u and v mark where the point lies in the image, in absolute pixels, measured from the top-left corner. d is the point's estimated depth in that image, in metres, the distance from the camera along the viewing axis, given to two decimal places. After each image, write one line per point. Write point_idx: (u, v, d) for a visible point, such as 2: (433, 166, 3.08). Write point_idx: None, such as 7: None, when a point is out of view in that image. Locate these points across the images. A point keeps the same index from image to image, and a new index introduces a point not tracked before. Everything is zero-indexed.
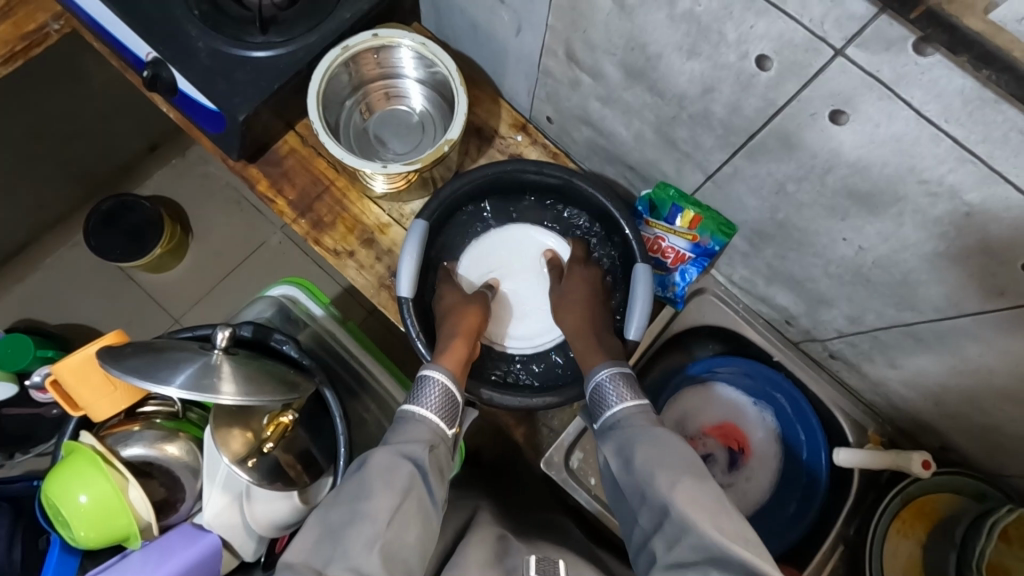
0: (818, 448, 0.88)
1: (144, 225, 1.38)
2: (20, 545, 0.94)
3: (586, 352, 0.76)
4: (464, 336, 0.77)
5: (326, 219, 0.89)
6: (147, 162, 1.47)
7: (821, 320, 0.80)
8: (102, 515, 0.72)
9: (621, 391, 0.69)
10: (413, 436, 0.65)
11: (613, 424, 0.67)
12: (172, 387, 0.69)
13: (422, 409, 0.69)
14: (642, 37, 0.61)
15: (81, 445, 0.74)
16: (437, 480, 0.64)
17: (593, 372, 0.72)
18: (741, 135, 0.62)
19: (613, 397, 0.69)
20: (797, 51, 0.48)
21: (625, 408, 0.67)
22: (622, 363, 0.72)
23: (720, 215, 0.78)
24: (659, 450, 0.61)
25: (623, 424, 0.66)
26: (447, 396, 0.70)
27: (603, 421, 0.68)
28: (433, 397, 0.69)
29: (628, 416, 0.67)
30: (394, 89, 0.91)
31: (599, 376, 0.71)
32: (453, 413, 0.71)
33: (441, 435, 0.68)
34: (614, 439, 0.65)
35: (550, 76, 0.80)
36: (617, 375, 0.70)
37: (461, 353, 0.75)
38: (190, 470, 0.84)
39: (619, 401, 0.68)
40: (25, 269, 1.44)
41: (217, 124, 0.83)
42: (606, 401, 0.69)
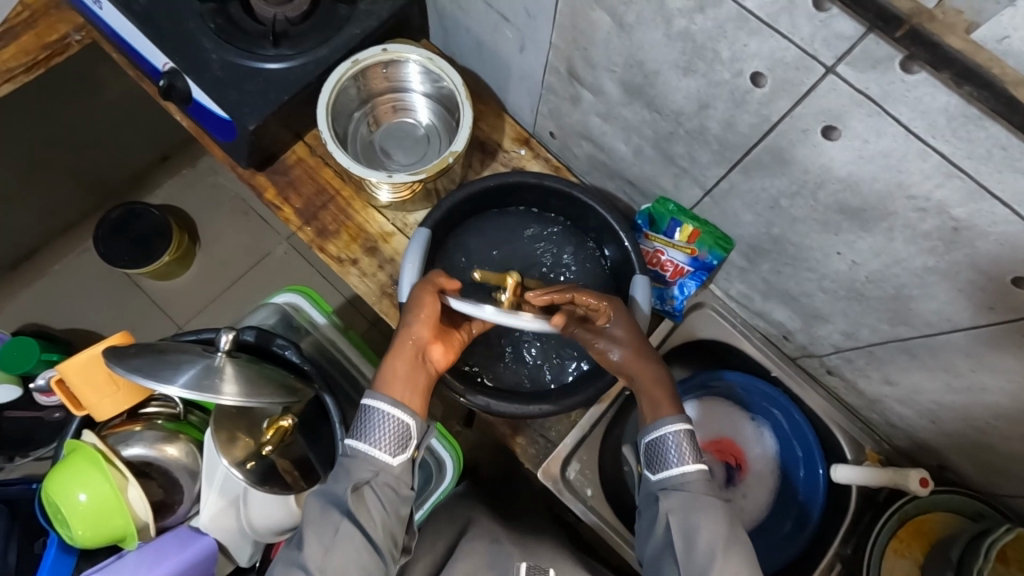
0: (815, 466, 0.87)
1: (152, 231, 1.40)
2: (15, 547, 0.95)
3: (645, 386, 0.67)
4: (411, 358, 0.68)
5: (331, 227, 0.91)
6: (159, 171, 1.50)
7: (818, 337, 0.81)
8: (99, 515, 0.72)
9: (685, 455, 0.63)
10: (345, 477, 0.63)
11: (672, 487, 0.62)
12: (175, 386, 0.70)
13: (358, 443, 0.64)
14: (641, 55, 0.63)
15: (83, 444, 0.75)
16: (371, 516, 0.61)
17: (654, 424, 0.65)
18: (736, 150, 0.63)
19: (675, 457, 0.63)
20: (789, 69, 0.50)
21: (688, 473, 0.62)
22: (684, 416, 0.64)
23: (717, 230, 0.79)
24: (720, 536, 0.59)
25: (686, 495, 0.61)
26: (386, 422, 0.65)
27: (660, 478, 0.63)
28: (373, 430, 0.65)
29: (689, 483, 0.62)
30: (401, 103, 0.94)
31: (665, 434, 0.63)
32: (395, 438, 0.65)
33: (376, 470, 0.63)
34: (672, 509, 0.61)
35: (553, 93, 0.83)
36: (682, 435, 0.63)
37: (397, 370, 0.67)
38: (188, 472, 0.84)
39: (681, 464, 0.63)
40: (33, 273, 1.46)
41: (227, 132, 0.85)
42: (667, 460, 0.63)
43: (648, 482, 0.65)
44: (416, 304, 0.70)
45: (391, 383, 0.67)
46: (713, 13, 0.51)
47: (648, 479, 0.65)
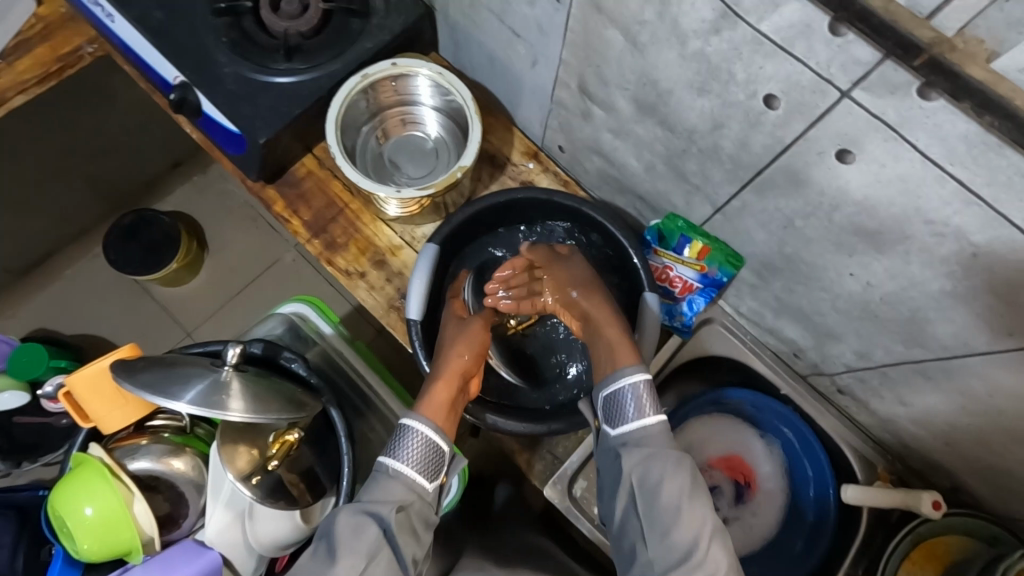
0: (826, 485, 0.87)
1: (162, 239, 1.41)
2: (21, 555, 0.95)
3: (608, 347, 0.72)
4: (450, 379, 0.73)
5: (340, 240, 0.90)
6: (168, 179, 1.51)
7: (830, 355, 0.80)
8: (106, 528, 0.72)
9: (642, 407, 0.67)
10: (384, 495, 0.66)
11: (631, 441, 0.66)
12: (182, 403, 0.70)
13: (397, 462, 0.67)
14: (654, 74, 0.63)
15: (90, 457, 0.75)
16: (407, 540, 0.65)
17: (613, 378, 0.68)
18: (749, 170, 0.63)
19: (632, 411, 0.67)
20: (804, 91, 0.49)
21: (645, 426, 0.66)
22: (643, 369, 0.68)
23: (728, 247, 0.78)
24: (683, 488, 0.63)
25: (645, 446, 0.65)
26: (429, 450, 0.69)
27: (619, 434, 0.67)
28: (412, 449, 0.68)
29: (649, 435, 0.66)
30: (409, 116, 0.93)
31: (619, 385, 0.67)
32: (434, 466, 0.69)
33: (415, 494, 0.67)
34: (634, 461, 0.64)
35: (563, 107, 0.82)
36: (641, 387, 0.67)
37: (445, 398, 0.71)
38: (194, 485, 0.84)
39: (638, 416, 0.67)
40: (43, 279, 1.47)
41: (238, 145, 0.85)
42: (625, 415, 0.67)
43: (609, 437, 0.68)
44: (467, 342, 0.76)
45: (433, 407, 0.71)
46: (728, 35, 0.50)
47: (607, 435, 0.69)
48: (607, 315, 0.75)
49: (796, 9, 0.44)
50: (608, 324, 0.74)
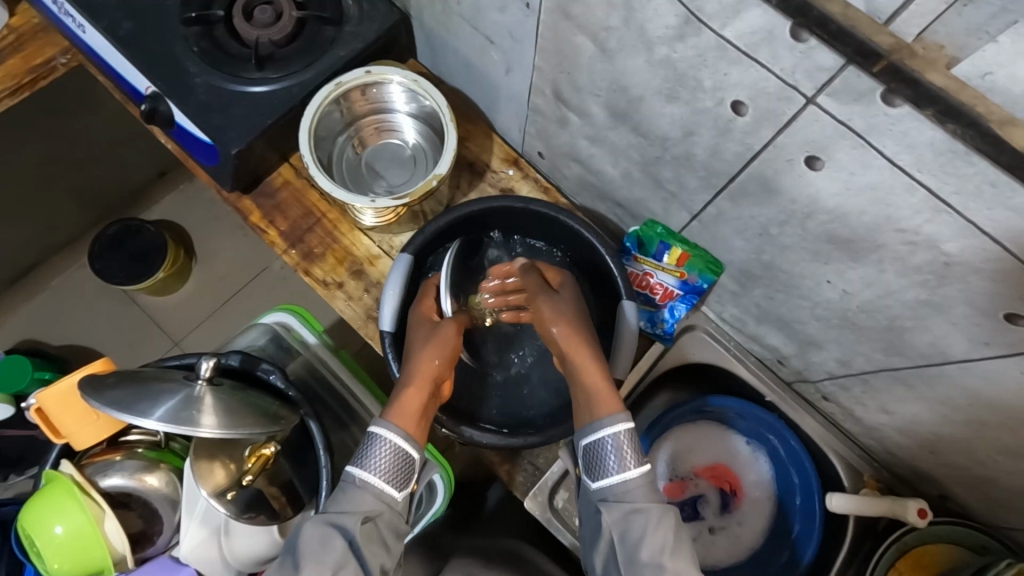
0: (812, 494, 0.85)
1: (149, 248, 1.40)
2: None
3: (586, 391, 0.68)
4: (421, 386, 0.70)
5: (317, 250, 0.89)
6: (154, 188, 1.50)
7: (812, 362, 0.79)
8: (77, 547, 0.71)
9: (624, 458, 0.63)
10: (351, 507, 0.64)
11: (612, 495, 0.63)
12: (152, 419, 0.69)
13: (365, 472, 0.66)
14: (625, 81, 0.62)
15: (60, 476, 0.74)
16: (374, 551, 0.63)
17: (594, 425, 0.65)
18: (723, 177, 0.62)
19: (614, 463, 0.63)
20: (770, 99, 0.48)
21: (627, 480, 0.63)
22: (625, 419, 0.65)
23: (708, 253, 0.77)
24: (663, 543, 0.60)
25: (627, 502, 0.62)
26: (397, 458, 0.67)
27: (600, 487, 0.64)
28: (380, 459, 0.66)
29: (630, 491, 0.62)
30: (386, 123, 0.92)
31: (599, 437, 0.64)
32: (404, 474, 0.68)
33: (384, 505, 0.66)
34: (612, 517, 0.62)
35: (540, 114, 0.81)
36: (623, 438, 0.63)
37: (414, 406, 0.69)
38: (169, 501, 0.82)
39: (620, 470, 0.63)
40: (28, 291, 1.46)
41: (211, 156, 0.84)
42: (606, 467, 0.64)
43: (589, 487, 0.65)
44: (439, 345, 0.73)
45: (402, 414, 0.69)
46: (693, 41, 0.49)
47: (589, 486, 0.65)
48: (590, 359, 0.69)
49: (758, 16, 0.43)
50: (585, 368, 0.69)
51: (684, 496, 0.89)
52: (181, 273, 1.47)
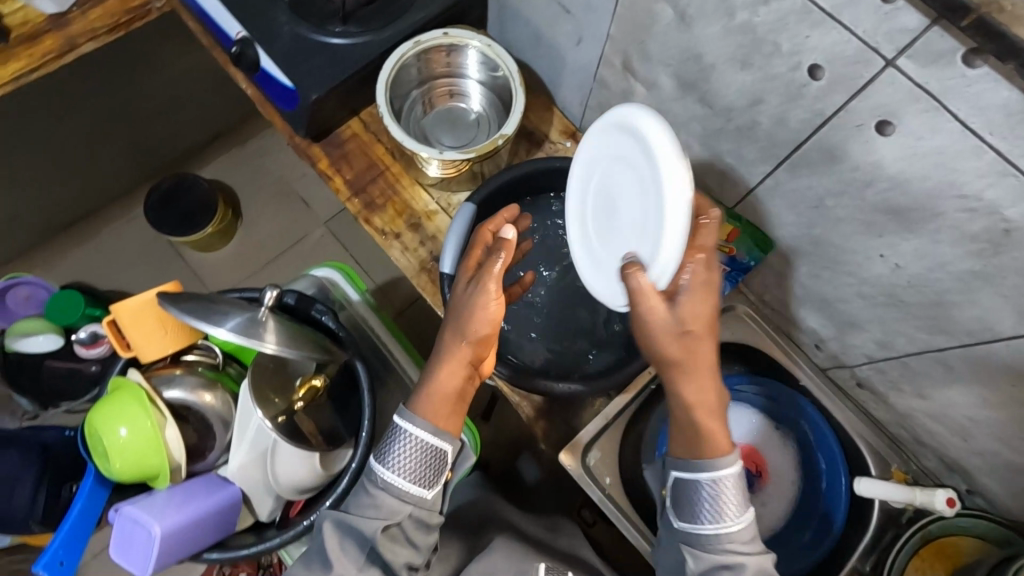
0: (837, 474, 0.87)
1: (197, 208, 1.58)
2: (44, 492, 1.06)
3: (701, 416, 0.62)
4: (454, 371, 0.67)
5: (378, 200, 0.93)
6: (204, 150, 1.71)
7: (850, 345, 0.81)
8: (141, 448, 0.76)
9: (721, 509, 0.60)
10: (371, 510, 0.64)
11: (701, 543, 0.61)
12: (223, 330, 0.73)
13: (386, 472, 0.64)
14: (699, 48, 0.65)
15: (127, 382, 0.79)
16: (399, 550, 0.63)
17: (698, 467, 0.61)
18: (786, 147, 0.64)
19: (710, 512, 0.60)
20: (848, 62, 0.51)
21: (725, 530, 0.60)
22: (730, 467, 0.61)
23: (758, 230, 0.79)
24: None
25: (719, 549, 0.60)
26: (425, 454, 0.65)
27: (688, 529, 0.61)
28: (399, 461, 0.64)
29: (726, 539, 0.60)
30: (456, 88, 0.96)
31: (703, 483, 0.61)
32: (432, 471, 0.65)
33: (409, 505, 0.65)
34: (696, 565, 0.60)
35: (605, 86, 0.85)
36: (721, 487, 0.60)
37: (444, 395, 0.66)
38: (221, 422, 0.87)
39: (717, 520, 0.60)
40: (86, 236, 1.64)
41: (290, 102, 0.89)
42: (701, 516, 0.61)
43: (678, 525, 0.63)
44: (471, 321, 0.66)
45: (433, 403, 0.66)
46: (776, 5, 0.53)
47: (675, 522, 0.63)
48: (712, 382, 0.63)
49: None
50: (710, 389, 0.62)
51: None
52: (227, 231, 1.66)
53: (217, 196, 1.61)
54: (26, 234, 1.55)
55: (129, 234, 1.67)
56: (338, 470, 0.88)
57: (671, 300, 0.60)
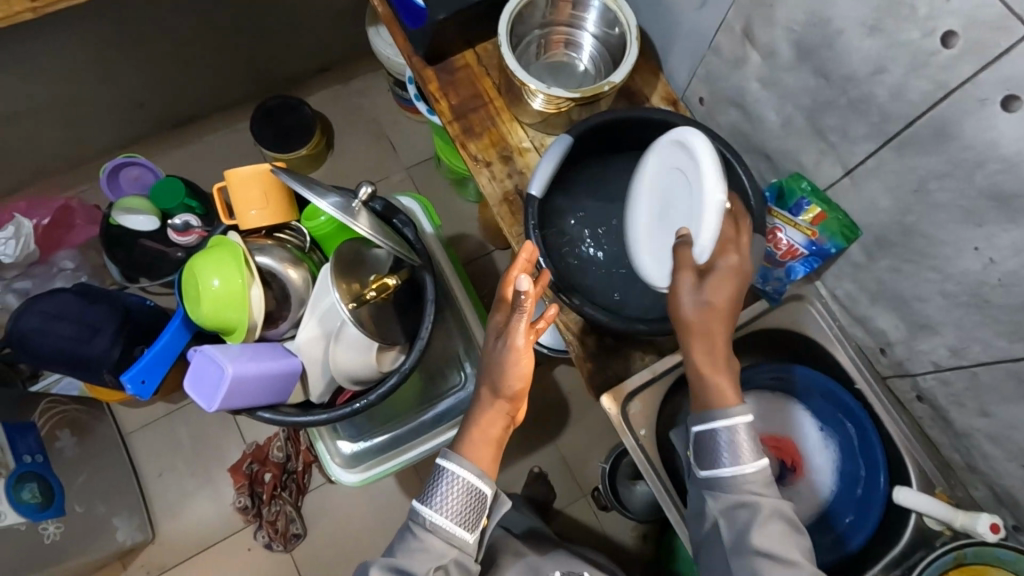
0: (878, 474, 0.86)
1: (298, 126, 1.68)
2: (121, 345, 1.32)
3: (705, 386, 0.71)
4: (495, 415, 0.76)
5: (476, 129, 0.98)
6: (312, 79, 1.83)
7: (918, 352, 0.80)
8: (228, 299, 0.83)
9: (737, 454, 0.68)
10: (421, 554, 0.69)
11: (721, 486, 0.69)
12: (324, 202, 0.82)
13: (433, 515, 0.70)
14: (828, 13, 0.66)
15: (228, 240, 0.86)
16: None
17: (709, 421, 0.70)
18: (897, 123, 0.65)
19: (727, 457, 0.69)
20: (985, 29, 0.54)
21: (741, 473, 0.68)
22: (743, 414, 0.69)
23: (845, 217, 0.79)
24: (782, 533, 0.65)
25: (738, 492, 0.68)
26: (468, 495, 0.72)
27: (709, 474, 0.70)
28: (443, 503, 0.71)
29: (744, 481, 0.68)
30: (571, 39, 0.99)
31: (716, 431, 0.69)
32: (473, 514, 0.72)
33: (454, 548, 0.70)
34: (720, 504, 0.69)
35: (718, 53, 0.87)
36: (736, 432, 0.68)
37: (486, 440, 0.74)
38: (297, 299, 0.94)
39: (733, 464, 0.68)
40: (192, 135, 1.79)
41: (417, 21, 0.95)
42: (719, 461, 0.69)
43: (701, 473, 0.71)
44: (505, 378, 0.74)
45: (476, 447, 0.74)
46: None
47: (698, 471, 0.72)
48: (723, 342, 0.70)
49: None
50: (717, 377, 0.70)
51: None
52: (317, 157, 1.76)
53: (317, 120, 1.71)
54: (147, 121, 1.71)
55: (230, 140, 1.80)
56: (388, 369, 0.94)
57: (700, 277, 0.70)
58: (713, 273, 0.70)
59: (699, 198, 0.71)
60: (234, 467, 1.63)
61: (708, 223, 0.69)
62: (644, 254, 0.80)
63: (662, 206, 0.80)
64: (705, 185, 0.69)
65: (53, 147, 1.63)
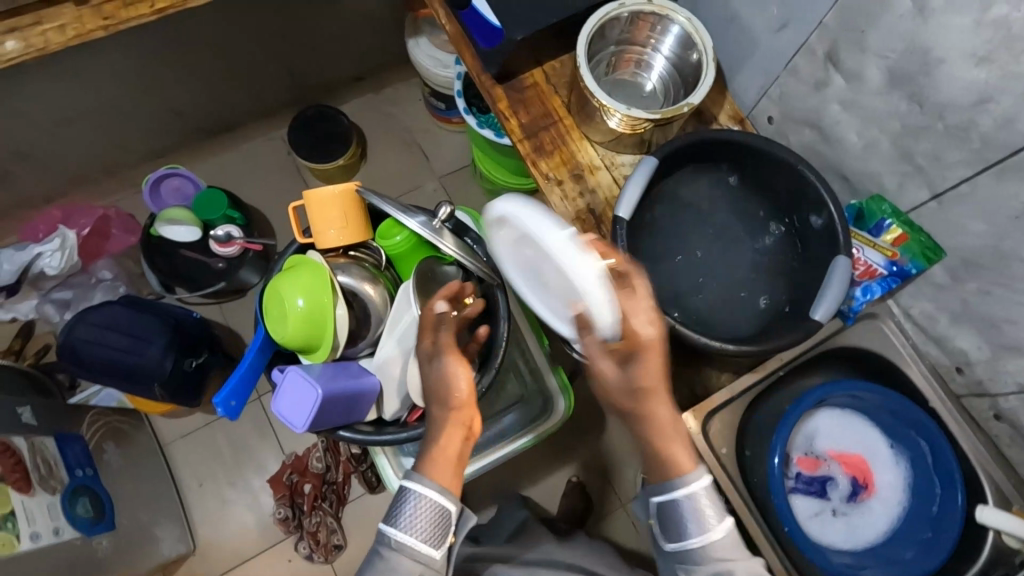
0: (954, 488, 0.86)
1: (335, 135, 1.68)
2: (172, 357, 1.32)
3: (661, 449, 0.66)
4: (450, 437, 0.70)
5: (547, 147, 0.98)
6: (346, 89, 1.82)
7: (1001, 371, 0.81)
8: (314, 317, 0.84)
9: (704, 522, 0.65)
10: (390, 573, 0.65)
11: (692, 560, 0.66)
12: (412, 221, 0.85)
13: (403, 535, 0.66)
14: (930, 42, 0.67)
15: (305, 258, 0.87)
16: None
17: (669, 493, 0.66)
18: (1002, 150, 0.67)
19: (693, 527, 0.66)
20: None
21: (708, 541, 0.65)
22: (700, 480, 0.66)
23: (928, 240, 0.80)
24: None
25: (707, 564, 0.65)
26: (437, 514, 0.68)
27: (675, 546, 0.67)
28: (412, 521, 0.67)
29: (715, 549, 0.65)
30: (641, 59, 0.99)
31: (677, 500, 0.66)
32: (441, 530, 0.68)
33: (422, 567, 0.67)
34: None
35: (795, 75, 0.88)
36: (696, 500, 0.66)
37: (448, 456, 0.69)
38: (377, 317, 0.95)
39: (702, 532, 0.65)
40: (225, 145, 1.78)
41: (492, 41, 0.95)
42: (686, 531, 0.66)
43: (669, 546, 0.68)
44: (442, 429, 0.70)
45: (438, 463, 0.68)
46: None
47: (665, 543, 0.68)
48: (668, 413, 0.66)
49: None
50: (681, 449, 0.66)
51: (815, 473, 0.93)
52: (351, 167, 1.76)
53: (352, 131, 1.70)
54: (182, 131, 1.70)
55: (263, 150, 1.80)
56: None
57: (627, 357, 0.63)
58: (634, 359, 0.63)
59: (576, 274, 0.64)
60: (274, 478, 1.62)
61: (603, 301, 0.62)
62: (544, 312, 0.75)
63: (536, 273, 0.74)
64: (564, 255, 0.65)
65: (90, 157, 1.61)
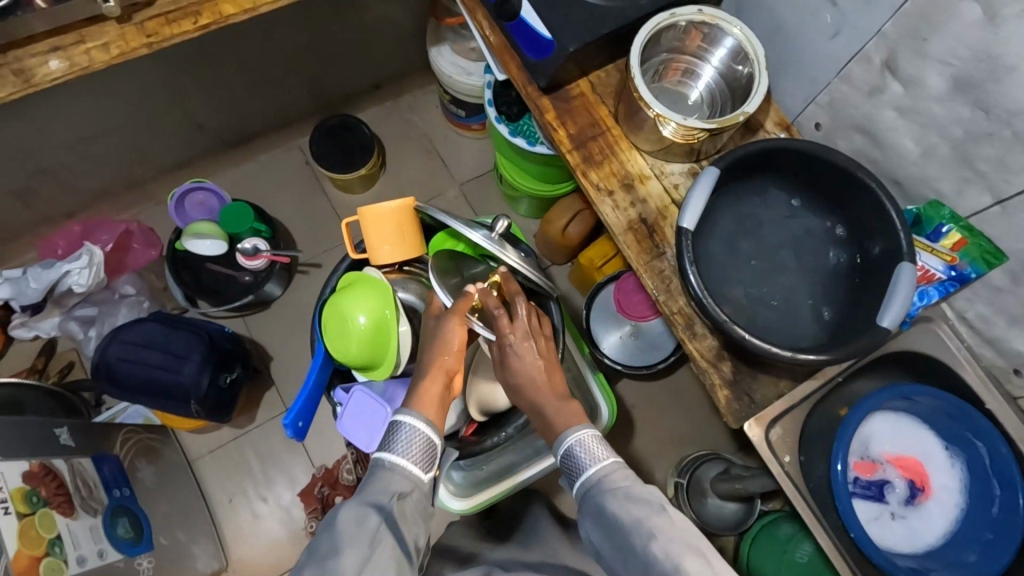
0: (1016, 491, 0.86)
1: (358, 145, 1.67)
2: (207, 372, 1.30)
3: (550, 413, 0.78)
4: (433, 375, 0.79)
5: (596, 157, 0.98)
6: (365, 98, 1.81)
7: None
8: (376, 336, 0.85)
9: (593, 453, 0.74)
10: (384, 486, 0.70)
11: (592, 491, 0.72)
12: (475, 234, 0.84)
13: (396, 455, 0.72)
14: (1000, 50, 0.68)
15: (365, 277, 0.88)
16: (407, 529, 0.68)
17: (563, 439, 0.75)
18: None
19: (586, 459, 0.74)
20: None
21: (601, 468, 0.73)
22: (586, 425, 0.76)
23: (987, 243, 0.80)
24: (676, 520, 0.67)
25: (603, 487, 0.71)
26: (429, 447, 0.74)
27: (581, 485, 0.73)
28: (406, 443, 0.73)
29: (607, 474, 0.73)
30: (687, 68, 1.00)
31: (568, 441, 0.75)
32: (429, 458, 0.74)
33: (413, 485, 0.71)
34: (602, 508, 0.70)
35: (847, 82, 0.88)
36: (586, 438, 0.75)
37: (431, 395, 0.77)
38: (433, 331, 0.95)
39: (593, 462, 0.73)
40: (245, 156, 1.77)
41: (541, 52, 0.95)
42: (581, 464, 0.74)
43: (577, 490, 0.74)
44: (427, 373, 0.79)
45: (424, 402, 0.76)
46: None
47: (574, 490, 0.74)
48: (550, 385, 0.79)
49: None
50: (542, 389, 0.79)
51: (872, 477, 0.93)
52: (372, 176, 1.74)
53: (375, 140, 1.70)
54: (203, 142, 1.68)
55: (283, 160, 1.79)
56: None
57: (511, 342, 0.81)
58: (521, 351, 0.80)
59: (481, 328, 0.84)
60: (304, 491, 1.60)
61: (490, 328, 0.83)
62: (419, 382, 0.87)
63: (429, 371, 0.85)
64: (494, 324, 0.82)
65: (111, 170, 1.59)
